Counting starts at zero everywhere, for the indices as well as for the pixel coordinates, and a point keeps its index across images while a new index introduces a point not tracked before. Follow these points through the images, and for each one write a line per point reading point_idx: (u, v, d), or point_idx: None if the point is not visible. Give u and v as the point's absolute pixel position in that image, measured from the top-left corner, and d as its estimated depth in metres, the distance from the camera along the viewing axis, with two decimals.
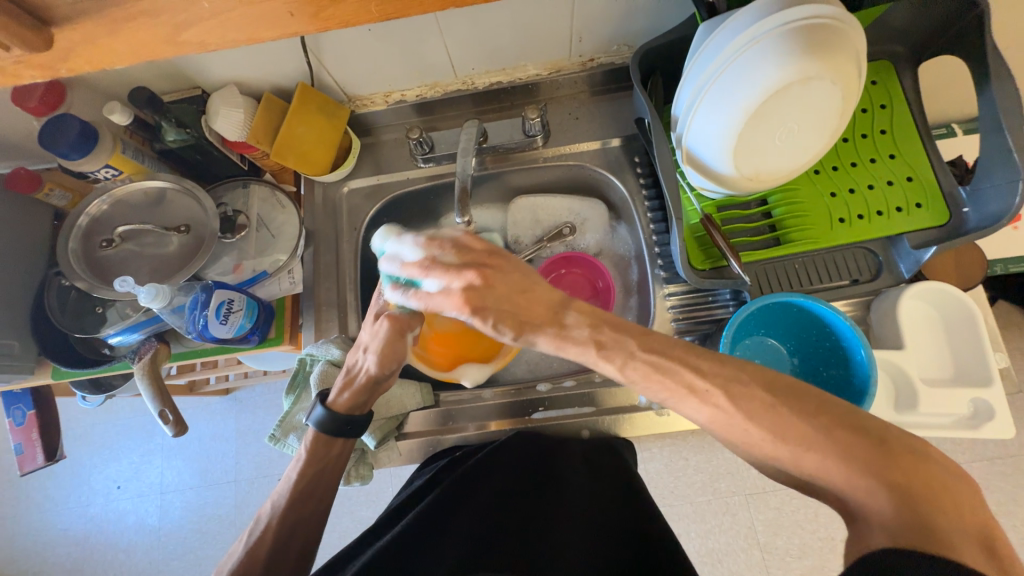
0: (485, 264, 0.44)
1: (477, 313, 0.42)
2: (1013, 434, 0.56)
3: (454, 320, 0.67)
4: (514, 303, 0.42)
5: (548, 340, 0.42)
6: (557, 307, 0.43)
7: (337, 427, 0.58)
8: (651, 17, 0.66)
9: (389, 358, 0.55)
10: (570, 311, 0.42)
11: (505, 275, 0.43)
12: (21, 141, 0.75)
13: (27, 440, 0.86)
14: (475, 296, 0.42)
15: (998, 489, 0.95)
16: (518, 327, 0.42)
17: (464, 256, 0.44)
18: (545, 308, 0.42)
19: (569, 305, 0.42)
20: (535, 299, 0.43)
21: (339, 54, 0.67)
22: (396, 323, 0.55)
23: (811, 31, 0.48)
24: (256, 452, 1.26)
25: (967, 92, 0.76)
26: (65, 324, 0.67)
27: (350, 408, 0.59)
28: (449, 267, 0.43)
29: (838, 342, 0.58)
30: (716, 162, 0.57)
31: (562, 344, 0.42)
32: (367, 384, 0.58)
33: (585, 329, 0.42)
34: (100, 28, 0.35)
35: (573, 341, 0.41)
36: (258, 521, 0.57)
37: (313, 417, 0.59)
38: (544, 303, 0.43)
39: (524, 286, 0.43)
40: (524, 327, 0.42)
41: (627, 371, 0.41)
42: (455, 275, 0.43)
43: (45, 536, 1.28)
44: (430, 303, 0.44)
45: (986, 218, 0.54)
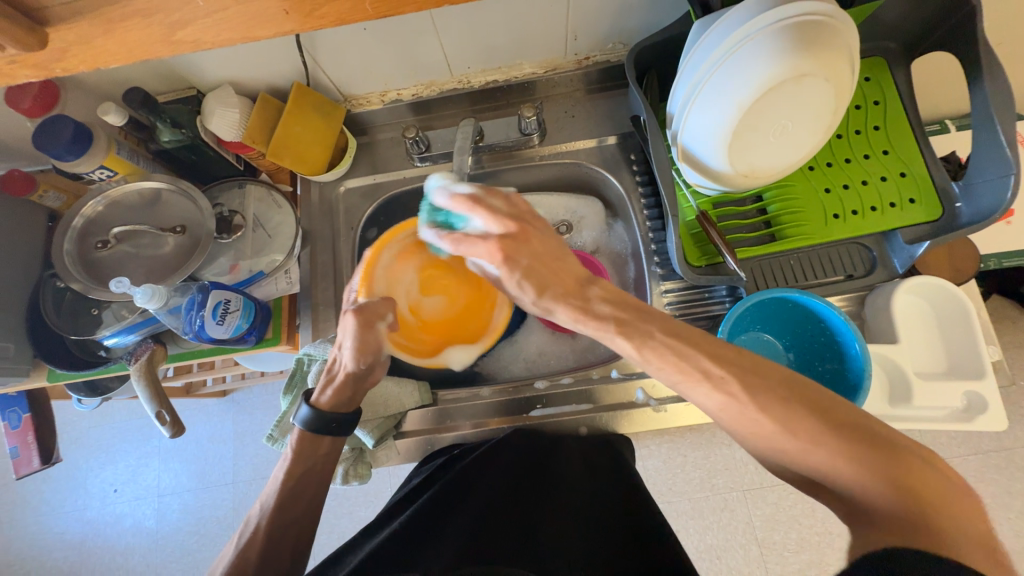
0: (526, 223, 0.44)
1: (510, 263, 0.43)
2: (1006, 426, 0.57)
3: (439, 306, 0.70)
4: (545, 265, 0.44)
5: (568, 310, 0.43)
6: (583, 280, 0.44)
7: (325, 425, 0.59)
8: (646, 15, 0.67)
9: (365, 350, 0.56)
10: (595, 288, 0.44)
11: (541, 235, 0.44)
12: (15, 142, 0.74)
13: (23, 443, 0.86)
14: (513, 247, 0.43)
15: (992, 481, 0.96)
16: (545, 291, 0.44)
17: (509, 208, 0.45)
18: (572, 280, 0.44)
19: (593, 283, 0.44)
20: (566, 268, 0.44)
21: (335, 53, 0.67)
22: (362, 315, 0.56)
23: (803, 28, 0.49)
24: (254, 454, 1.26)
25: (959, 89, 0.77)
26: (61, 326, 0.67)
27: (335, 406, 0.60)
28: (496, 212, 0.44)
29: (832, 337, 0.59)
30: (710, 159, 0.57)
31: (581, 317, 0.43)
32: (348, 380, 0.59)
33: (606, 306, 0.43)
34: (94, 28, 0.35)
35: (591, 315, 0.43)
36: (248, 521, 0.57)
37: (300, 417, 0.59)
38: (573, 274, 0.44)
39: (558, 254, 0.44)
40: (548, 291, 0.44)
41: (644, 352, 0.41)
42: (499, 222, 0.44)
43: (41, 540, 1.28)
44: (467, 238, 0.44)
45: (980, 213, 0.55)
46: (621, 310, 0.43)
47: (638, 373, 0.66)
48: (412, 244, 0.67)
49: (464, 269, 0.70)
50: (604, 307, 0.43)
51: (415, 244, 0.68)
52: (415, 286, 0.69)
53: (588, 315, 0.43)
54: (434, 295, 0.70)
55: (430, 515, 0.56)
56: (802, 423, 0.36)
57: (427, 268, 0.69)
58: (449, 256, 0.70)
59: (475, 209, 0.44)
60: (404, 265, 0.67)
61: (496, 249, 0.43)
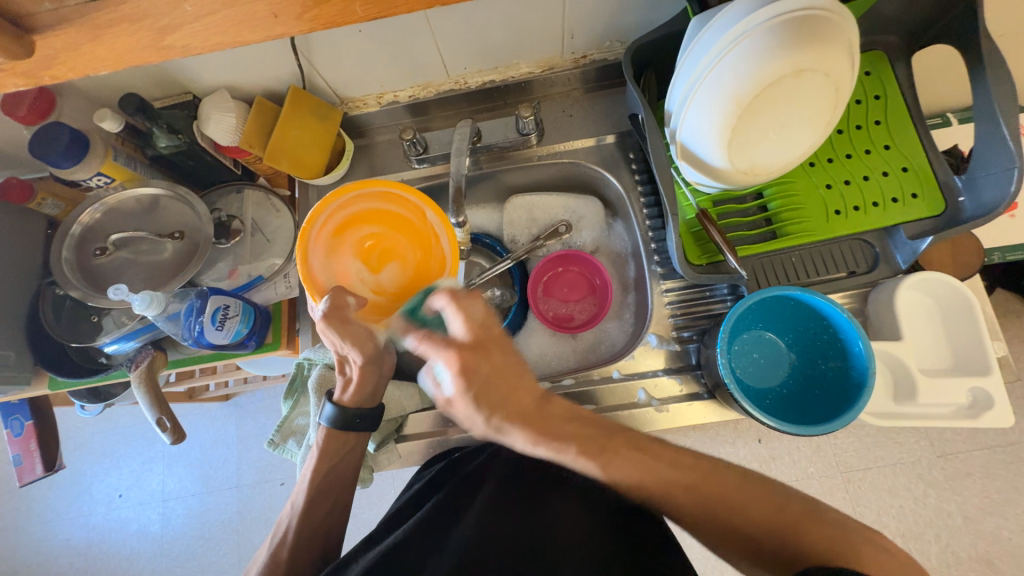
0: (494, 340, 0.46)
1: (468, 375, 0.43)
2: (1014, 422, 0.56)
3: (400, 271, 0.60)
4: (502, 382, 0.44)
5: (525, 437, 0.44)
6: (539, 400, 0.46)
7: (349, 421, 0.60)
8: (642, 13, 0.66)
9: (361, 343, 0.55)
10: (550, 402, 0.46)
11: (503, 354, 0.45)
12: (13, 150, 0.75)
13: (25, 450, 0.86)
14: (473, 361, 0.43)
15: (999, 477, 0.95)
16: (496, 411, 0.44)
17: (484, 318, 0.46)
18: (527, 400, 0.45)
19: (550, 402, 0.46)
20: (521, 387, 0.45)
21: (330, 56, 0.66)
22: (334, 316, 0.53)
23: (803, 24, 0.48)
24: (257, 458, 1.26)
25: (960, 80, 0.76)
26: (60, 334, 0.67)
27: (359, 401, 0.61)
28: (472, 322, 0.45)
29: (835, 335, 0.58)
30: (710, 155, 0.57)
31: (540, 438, 0.44)
32: (365, 372, 0.59)
33: (568, 426, 0.45)
34: (82, 34, 0.35)
35: (552, 437, 0.44)
36: (278, 529, 0.60)
37: (324, 415, 0.60)
38: (529, 394, 0.45)
39: (516, 373, 0.45)
40: (501, 410, 0.44)
41: (608, 469, 0.44)
42: (467, 332, 0.44)
43: (47, 546, 1.28)
44: (438, 341, 0.44)
45: (982, 207, 0.54)
46: (584, 430, 0.45)
47: (642, 374, 0.66)
48: (333, 232, 0.59)
49: (395, 224, 0.61)
50: (564, 434, 0.44)
51: (335, 232, 0.59)
52: (366, 266, 0.59)
53: (549, 438, 0.44)
54: (387, 265, 0.60)
55: (435, 520, 0.56)
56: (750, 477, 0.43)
57: (365, 241, 0.60)
58: (376, 219, 0.61)
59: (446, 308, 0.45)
60: (342, 254, 0.59)
61: (460, 363, 0.42)
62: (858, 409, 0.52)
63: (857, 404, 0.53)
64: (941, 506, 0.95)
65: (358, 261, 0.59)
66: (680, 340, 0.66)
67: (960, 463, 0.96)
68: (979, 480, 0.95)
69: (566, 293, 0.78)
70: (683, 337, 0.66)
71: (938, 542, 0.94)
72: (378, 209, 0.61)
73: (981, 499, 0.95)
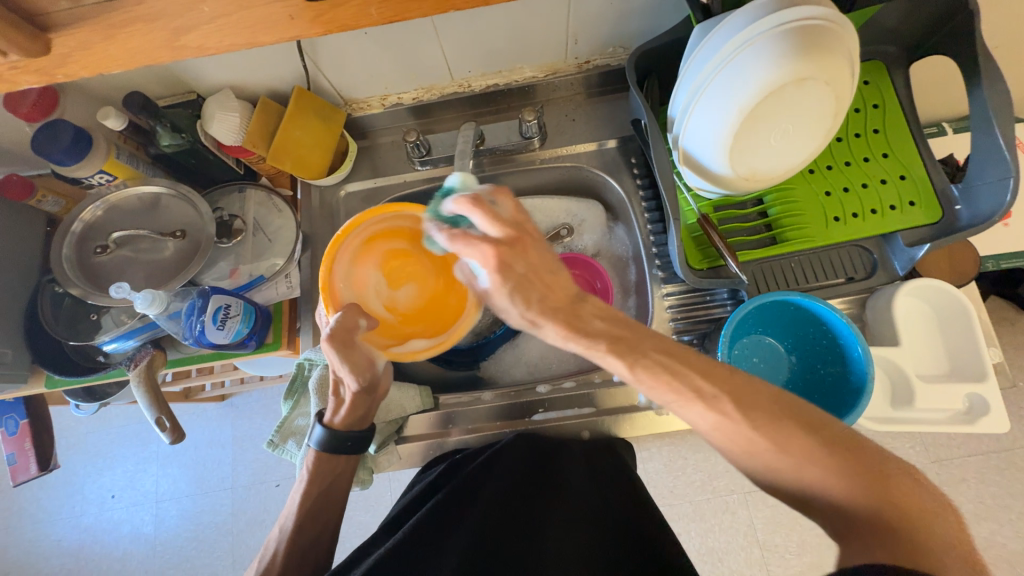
0: (525, 232, 0.43)
1: (503, 272, 0.41)
2: (1009, 428, 0.56)
3: (416, 295, 0.63)
4: (538, 278, 0.42)
5: (558, 330, 0.42)
6: (574, 298, 0.43)
7: (341, 444, 0.59)
8: (646, 20, 0.67)
9: (359, 369, 0.54)
10: (586, 305, 0.43)
11: (538, 248, 0.43)
12: (15, 147, 0.74)
13: (20, 449, 0.86)
14: (508, 257, 0.41)
15: (993, 483, 0.96)
16: (534, 306, 0.42)
17: (514, 214, 0.43)
18: (564, 296, 0.43)
19: (586, 301, 0.44)
20: (559, 283, 0.43)
21: (335, 58, 0.67)
22: (337, 338, 0.53)
23: (805, 33, 0.49)
24: (252, 459, 1.25)
25: (957, 91, 0.77)
26: (59, 333, 0.67)
27: (349, 424, 0.60)
28: (497, 217, 0.42)
29: (834, 340, 0.59)
30: (712, 162, 0.57)
31: (573, 335, 0.42)
32: (357, 400, 0.58)
33: (599, 324, 0.43)
34: (97, 33, 0.35)
35: (584, 333, 0.42)
36: (267, 547, 0.59)
37: (313, 437, 0.59)
38: (565, 290, 0.43)
39: (551, 268, 0.43)
40: (537, 305, 0.42)
41: (636, 371, 0.42)
42: (496, 228, 0.41)
43: (38, 547, 1.27)
44: (471, 239, 0.41)
45: (979, 215, 0.55)
46: (617, 330, 0.43)
47: None
48: (362, 241, 0.60)
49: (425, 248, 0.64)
50: (592, 329, 0.42)
51: (364, 241, 0.61)
52: (383, 281, 0.62)
53: (582, 335, 0.42)
54: (406, 286, 0.63)
55: (435, 523, 0.56)
56: (776, 443, 0.39)
57: (389, 259, 0.63)
58: (409, 239, 0.63)
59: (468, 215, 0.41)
60: (364, 263, 0.61)
61: (492, 258, 0.41)
62: (857, 413, 0.53)
63: (856, 409, 0.53)
64: None
65: (380, 275, 0.62)
66: (680, 344, 0.66)
67: (954, 469, 0.97)
68: (973, 486, 0.96)
69: None
70: (684, 341, 0.66)
71: None
72: (412, 230, 0.63)
73: (975, 504, 0.96)
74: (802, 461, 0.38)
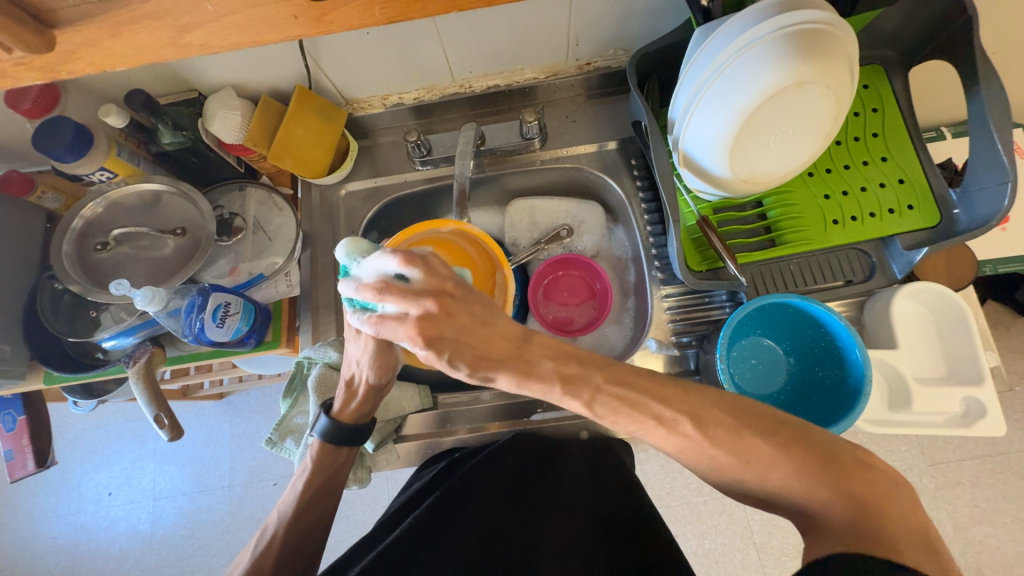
0: (445, 294, 0.40)
1: (432, 343, 0.40)
2: (1006, 431, 0.57)
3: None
4: (471, 338, 0.41)
5: (510, 377, 0.42)
6: (519, 340, 0.41)
7: (346, 437, 0.60)
8: (647, 22, 0.67)
9: (384, 368, 0.54)
10: (534, 345, 0.41)
11: (461, 306, 0.40)
12: (16, 143, 0.74)
13: (17, 447, 0.85)
14: (433, 328, 0.39)
15: (989, 486, 0.96)
16: (471, 363, 0.41)
17: (427, 278, 0.40)
18: (507, 344, 0.41)
19: (532, 341, 0.41)
20: (497, 333, 0.41)
21: (337, 57, 0.67)
22: (382, 336, 0.52)
23: (805, 37, 0.49)
24: (251, 457, 1.25)
25: (955, 96, 0.78)
26: (58, 328, 0.67)
27: (355, 417, 0.60)
28: (403, 293, 0.39)
29: (833, 342, 0.59)
30: (711, 164, 0.58)
31: (524, 381, 0.41)
32: (368, 394, 0.58)
33: (548, 363, 0.41)
34: (103, 30, 0.35)
35: (535, 377, 0.41)
36: (265, 530, 0.59)
37: (318, 427, 0.60)
38: (506, 337, 0.41)
39: (486, 323, 0.41)
40: (481, 361, 0.41)
41: (595, 407, 0.41)
42: (411, 303, 0.39)
43: (34, 544, 1.26)
44: (395, 319, 0.40)
45: (977, 220, 0.55)
46: (570, 366, 0.41)
47: None
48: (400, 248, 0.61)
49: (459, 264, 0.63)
50: (535, 377, 0.41)
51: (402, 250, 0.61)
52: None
53: (532, 380, 0.41)
54: None
55: (434, 523, 0.55)
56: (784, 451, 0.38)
57: None
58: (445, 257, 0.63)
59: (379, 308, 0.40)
60: None
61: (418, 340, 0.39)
62: (854, 416, 0.53)
63: (853, 411, 0.54)
64: (932, 514, 0.96)
65: None
66: (679, 345, 0.67)
67: (949, 472, 0.97)
68: (969, 490, 0.96)
69: (566, 297, 0.77)
70: (682, 342, 0.67)
71: None
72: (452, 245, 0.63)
73: (972, 508, 0.96)
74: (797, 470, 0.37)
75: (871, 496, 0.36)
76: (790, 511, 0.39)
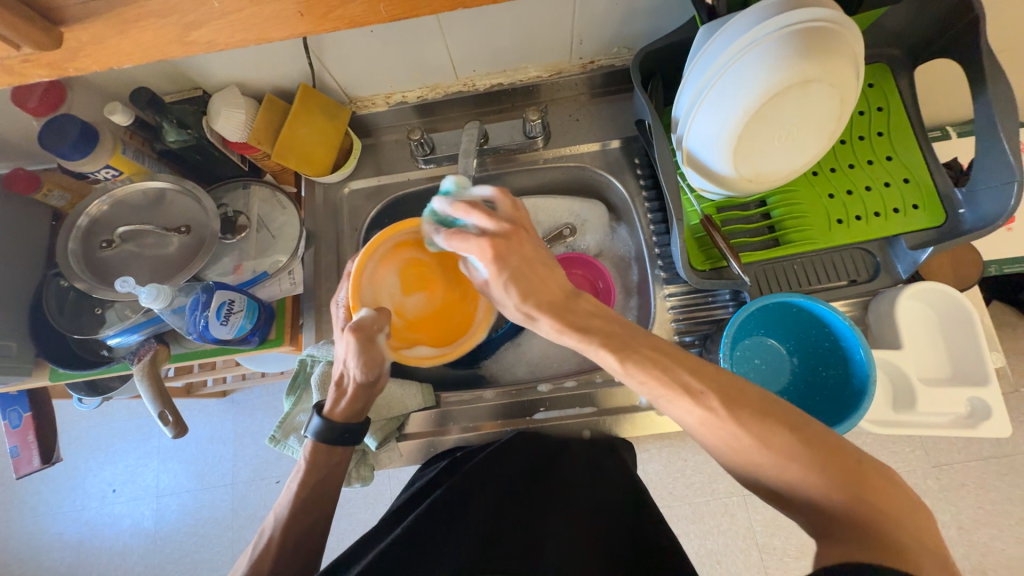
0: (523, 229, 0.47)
1: (499, 261, 0.44)
2: (1012, 431, 0.57)
3: (425, 303, 0.63)
4: (533, 271, 0.45)
5: (552, 322, 0.45)
6: (569, 293, 0.46)
7: (338, 436, 0.59)
8: (651, 21, 0.67)
9: (371, 365, 0.54)
10: (580, 301, 0.46)
11: (532, 244, 0.46)
12: (22, 141, 0.75)
13: (23, 442, 0.86)
14: (505, 249, 0.44)
15: (993, 488, 0.96)
16: (528, 295, 0.45)
17: (511, 213, 0.47)
18: (556, 291, 0.46)
19: (580, 298, 0.46)
20: (553, 280, 0.46)
21: (341, 56, 0.67)
22: (362, 332, 0.53)
23: (810, 35, 0.49)
24: (254, 455, 1.25)
25: (961, 95, 0.77)
26: (63, 325, 0.67)
27: (348, 417, 0.60)
28: (491, 215, 0.46)
29: (837, 343, 0.59)
30: (715, 163, 0.57)
31: (565, 327, 0.44)
32: (358, 392, 0.58)
33: (594, 320, 0.45)
34: (110, 27, 0.35)
35: (578, 326, 0.44)
36: (262, 533, 0.59)
37: (312, 427, 0.60)
38: (559, 286, 0.46)
39: (546, 263, 0.46)
40: (532, 297, 0.45)
41: (628, 365, 0.42)
42: (494, 224, 0.45)
43: (39, 540, 1.27)
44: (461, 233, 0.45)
45: (982, 219, 0.55)
46: (609, 326, 0.45)
47: None
48: (391, 244, 0.61)
49: (445, 260, 0.64)
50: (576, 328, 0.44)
51: (392, 245, 0.61)
52: (398, 286, 0.61)
53: (575, 329, 0.44)
54: (417, 292, 0.63)
55: (436, 521, 0.56)
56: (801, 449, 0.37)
57: (412, 263, 0.63)
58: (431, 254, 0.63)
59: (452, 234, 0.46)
60: (386, 266, 0.61)
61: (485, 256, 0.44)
62: (858, 416, 0.53)
63: (857, 411, 0.53)
64: (936, 516, 0.96)
65: (397, 279, 0.62)
66: (682, 344, 0.66)
67: (954, 474, 0.97)
68: (973, 492, 0.96)
69: None
70: (685, 342, 0.66)
71: None
72: None
73: (975, 509, 0.96)
74: (804, 472, 0.37)
75: (878, 498, 0.36)
76: (796, 514, 0.38)
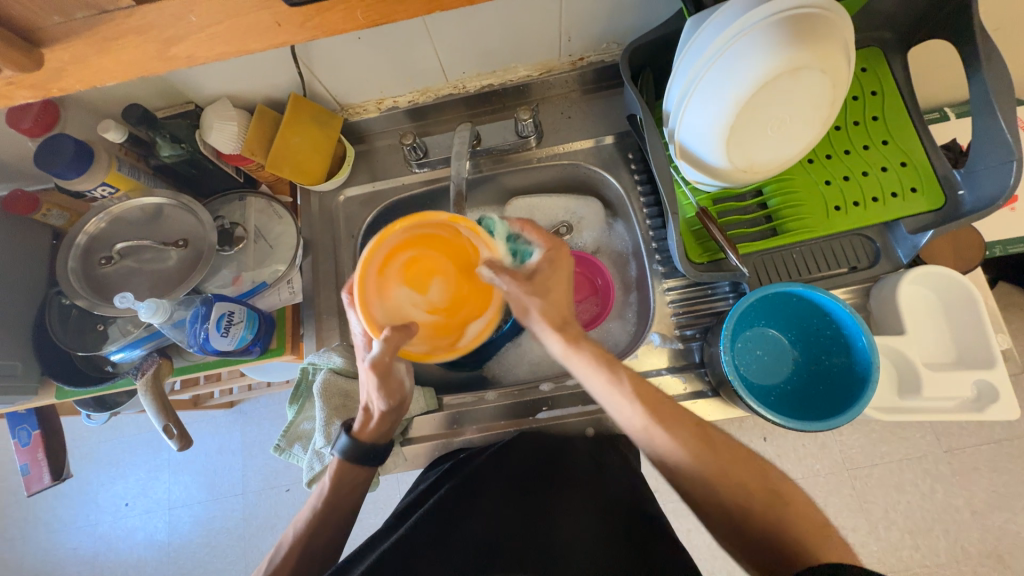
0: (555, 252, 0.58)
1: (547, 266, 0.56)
2: (1019, 415, 0.55)
3: (444, 285, 0.57)
4: (556, 287, 0.56)
5: (560, 340, 0.56)
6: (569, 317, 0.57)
7: (364, 455, 0.59)
8: (639, 14, 0.66)
9: (392, 392, 0.56)
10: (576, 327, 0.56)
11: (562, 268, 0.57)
12: (19, 162, 0.75)
13: (33, 460, 0.86)
14: (558, 255, 0.57)
15: (1006, 471, 0.94)
16: (561, 307, 0.57)
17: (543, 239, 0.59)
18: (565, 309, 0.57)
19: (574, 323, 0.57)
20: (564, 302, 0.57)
21: (330, 64, 0.67)
22: (379, 365, 0.52)
23: (799, 22, 0.48)
24: (262, 464, 1.26)
25: (956, 75, 0.76)
26: (66, 343, 0.68)
27: (374, 438, 0.60)
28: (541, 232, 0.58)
29: (839, 330, 0.58)
30: (708, 155, 0.57)
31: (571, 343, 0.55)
32: (387, 415, 0.59)
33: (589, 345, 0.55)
34: (90, 46, 0.35)
35: (581, 348, 0.55)
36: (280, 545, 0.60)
37: (337, 447, 0.60)
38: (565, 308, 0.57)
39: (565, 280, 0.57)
40: (556, 318, 0.56)
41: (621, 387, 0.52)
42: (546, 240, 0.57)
43: (55, 556, 1.28)
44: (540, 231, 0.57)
45: (982, 200, 0.54)
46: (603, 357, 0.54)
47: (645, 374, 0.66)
48: (375, 270, 0.52)
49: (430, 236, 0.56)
50: (587, 347, 0.55)
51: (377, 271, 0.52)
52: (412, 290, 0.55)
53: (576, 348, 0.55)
54: (432, 280, 0.56)
55: (439, 524, 0.55)
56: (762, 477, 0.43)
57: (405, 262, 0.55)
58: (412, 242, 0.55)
59: (522, 233, 0.58)
60: (390, 286, 0.53)
61: (551, 254, 0.56)
62: (863, 403, 0.52)
63: (861, 399, 0.52)
64: (949, 501, 0.95)
65: (403, 287, 0.55)
66: (683, 339, 0.66)
67: (966, 458, 0.96)
68: (983, 475, 0.95)
69: None
70: (686, 335, 0.66)
71: (947, 537, 0.94)
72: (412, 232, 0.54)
73: (989, 493, 0.94)
74: None
75: None
76: None
